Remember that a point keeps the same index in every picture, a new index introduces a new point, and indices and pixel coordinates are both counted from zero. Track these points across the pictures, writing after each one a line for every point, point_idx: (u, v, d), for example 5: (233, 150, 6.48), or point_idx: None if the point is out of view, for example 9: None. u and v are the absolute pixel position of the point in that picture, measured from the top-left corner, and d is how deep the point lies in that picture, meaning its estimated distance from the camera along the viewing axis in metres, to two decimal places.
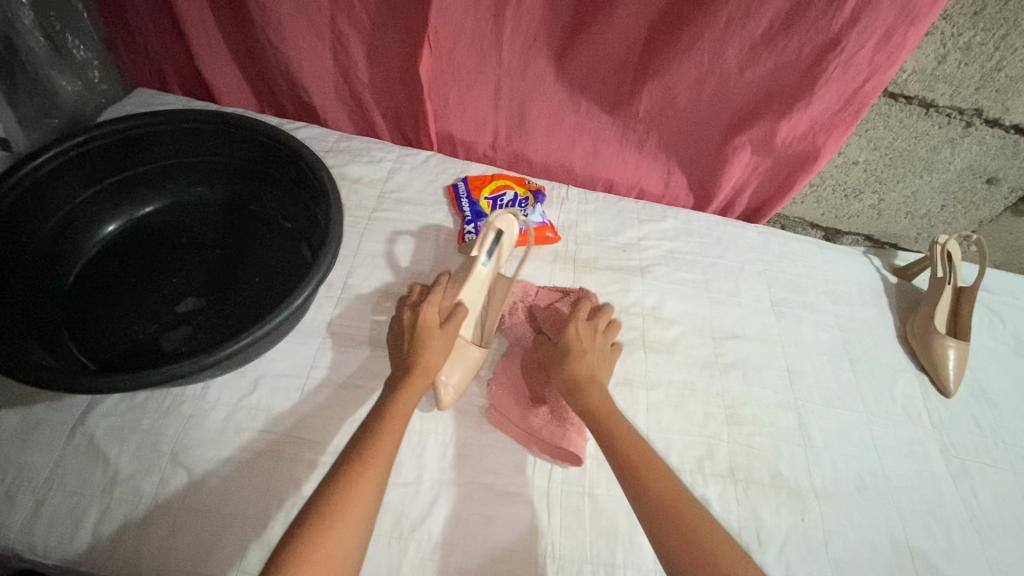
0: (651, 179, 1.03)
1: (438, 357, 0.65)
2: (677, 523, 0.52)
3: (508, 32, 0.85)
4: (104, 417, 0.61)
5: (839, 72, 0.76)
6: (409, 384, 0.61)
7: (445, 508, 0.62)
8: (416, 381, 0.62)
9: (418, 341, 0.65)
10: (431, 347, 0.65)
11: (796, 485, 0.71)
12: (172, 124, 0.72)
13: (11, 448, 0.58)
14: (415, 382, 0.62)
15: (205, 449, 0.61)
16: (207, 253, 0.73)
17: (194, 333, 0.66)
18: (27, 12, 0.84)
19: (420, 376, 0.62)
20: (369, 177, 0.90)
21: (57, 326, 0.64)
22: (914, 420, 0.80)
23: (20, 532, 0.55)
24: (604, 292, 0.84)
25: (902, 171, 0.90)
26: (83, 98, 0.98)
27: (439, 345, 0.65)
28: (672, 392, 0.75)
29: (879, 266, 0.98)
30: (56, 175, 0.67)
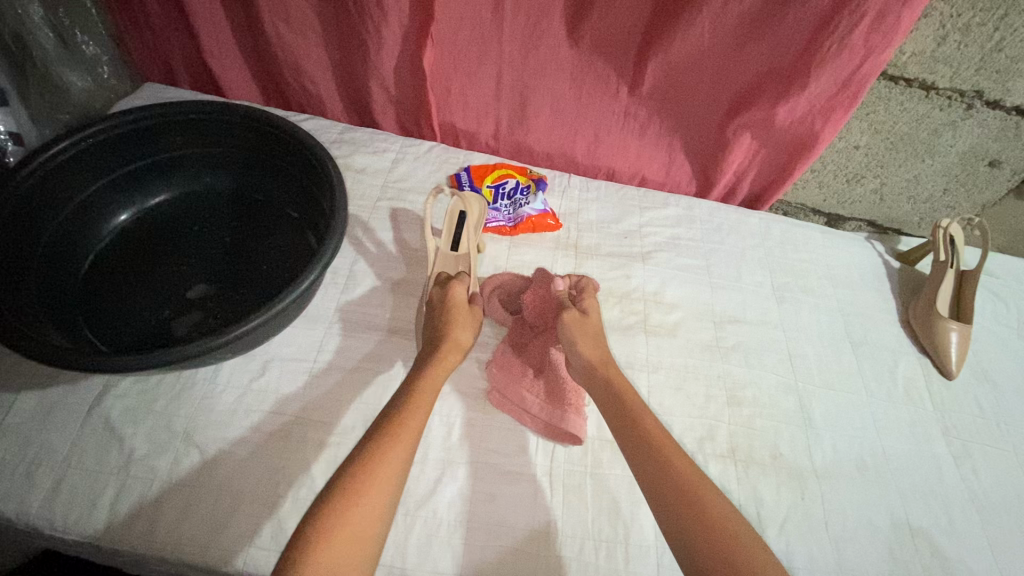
0: (652, 166, 1.03)
1: (467, 331, 0.69)
2: (689, 505, 0.51)
3: (508, 20, 0.85)
4: (119, 399, 0.63)
5: (834, 52, 0.75)
6: (445, 355, 0.65)
7: (450, 486, 0.63)
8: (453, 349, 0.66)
9: (447, 315, 0.70)
10: (460, 321, 0.69)
11: (796, 465, 0.71)
12: (180, 114, 0.74)
13: (30, 428, 0.60)
14: (450, 355, 0.66)
15: (218, 430, 0.62)
16: (219, 242, 0.75)
17: (205, 318, 0.68)
18: (36, 9, 0.86)
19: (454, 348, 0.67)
20: (373, 167, 0.91)
21: (74, 312, 0.66)
22: (916, 402, 0.81)
23: (40, 508, 0.57)
24: (606, 278, 0.85)
25: (903, 154, 0.90)
26: (93, 93, 1.01)
27: (467, 319, 0.70)
28: (673, 375, 0.76)
29: (881, 251, 0.98)
30: (71, 165, 0.69)
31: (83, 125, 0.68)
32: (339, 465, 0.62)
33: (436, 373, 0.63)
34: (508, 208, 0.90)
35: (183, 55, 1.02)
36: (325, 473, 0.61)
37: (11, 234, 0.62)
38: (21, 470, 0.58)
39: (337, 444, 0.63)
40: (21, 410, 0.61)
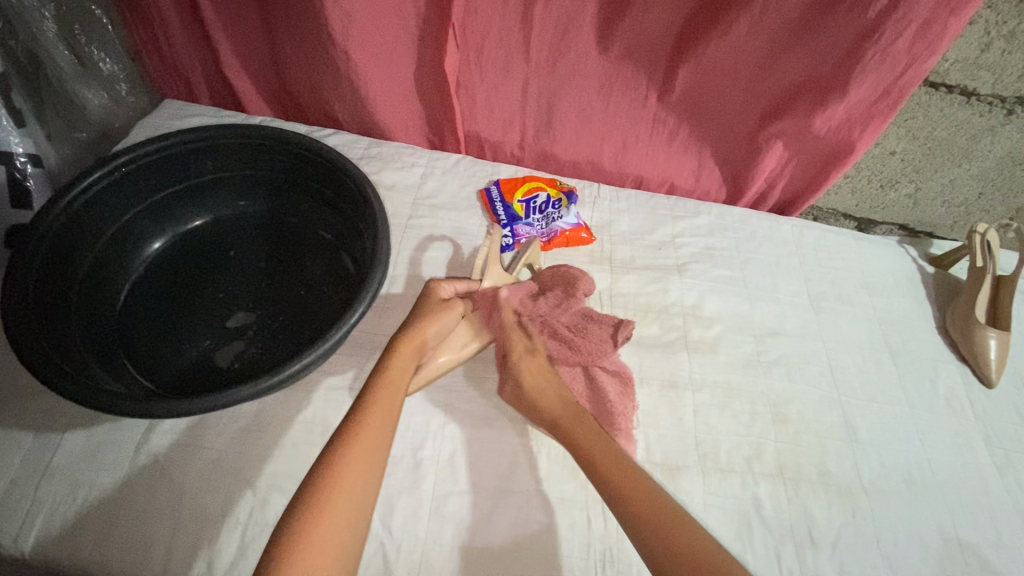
0: (681, 173, 1.01)
1: (432, 326, 0.67)
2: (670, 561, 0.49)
3: (536, 30, 0.82)
4: (166, 435, 0.62)
5: (875, 61, 0.73)
6: (399, 348, 0.64)
7: (505, 516, 0.62)
8: (409, 343, 0.65)
9: (419, 313, 0.69)
10: (432, 318, 0.68)
11: (845, 482, 0.71)
12: (211, 140, 0.73)
13: (78, 469, 0.59)
14: (405, 349, 0.64)
15: (268, 465, 0.62)
16: (254, 265, 0.74)
17: (247, 348, 0.67)
18: (50, 25, 0.84)
19: (412, 341, 0.65)
20: (402, 183, 0.90)
21: (113, 346, 0.65)
22: (958, 413, 0.80)
23: (93, 551, 0.56)
24: (643, 292, 0.84)
25: (940, 160, 0.88)
26: (110, 110, 0.98)
27: (437, 315, 0.68)
28: (718, 392, 0.76)
29: (915, 256, 0.97)
30: (104, 194, 0.68)
31: (114, 154, 0.68)
32: (392, 498, 0.62)
33: (394, 367, 0.63)
34: (540, 222, 0.88)
35: (201, 70, 1.00)
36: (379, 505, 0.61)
37: (47, 270, 0.62)
38: (72, 513, 0.57)
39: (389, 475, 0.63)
40: (68, 450, 0.60)
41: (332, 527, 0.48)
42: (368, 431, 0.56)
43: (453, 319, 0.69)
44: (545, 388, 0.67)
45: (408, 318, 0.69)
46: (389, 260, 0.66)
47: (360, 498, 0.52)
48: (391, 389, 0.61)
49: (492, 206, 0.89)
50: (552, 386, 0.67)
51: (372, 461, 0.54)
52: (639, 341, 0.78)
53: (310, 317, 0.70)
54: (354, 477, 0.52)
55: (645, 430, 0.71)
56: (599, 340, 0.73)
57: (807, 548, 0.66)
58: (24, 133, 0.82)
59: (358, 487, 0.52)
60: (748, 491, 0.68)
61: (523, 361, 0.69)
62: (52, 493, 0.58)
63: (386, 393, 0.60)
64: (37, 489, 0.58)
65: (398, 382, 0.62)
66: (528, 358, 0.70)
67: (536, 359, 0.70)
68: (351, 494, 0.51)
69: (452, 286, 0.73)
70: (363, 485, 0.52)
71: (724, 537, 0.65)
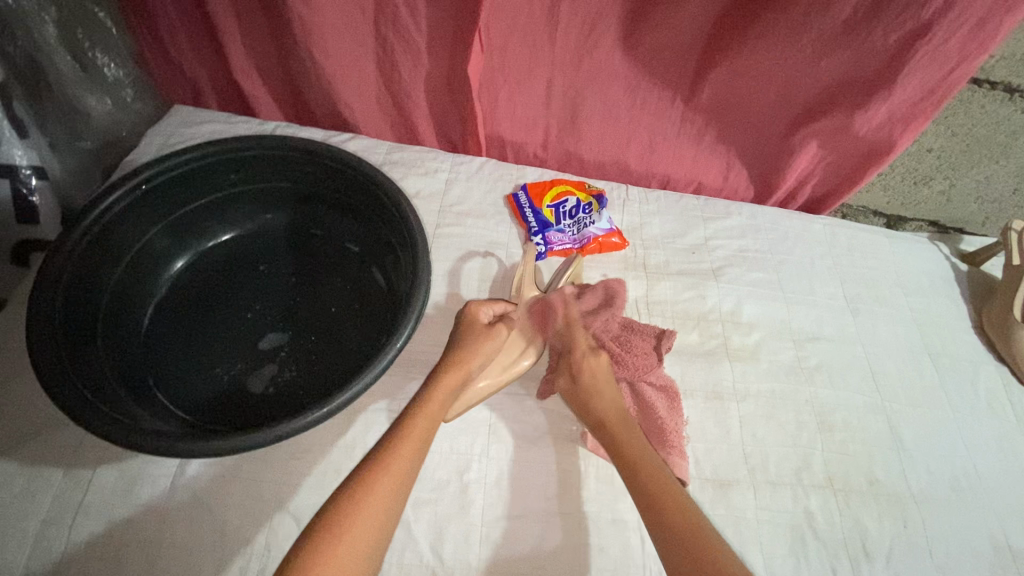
0: (709, 173, 0.98)
1: (475, 357, 0.65)
2: None
3: (566, 29, 0.78)
4: (203, 466, 0.59)
5: (925, 60, 0.72)
6: (443, 375, 0.63)
7: (557, 540, 0.60)
8: (452, 373, 0.63)
9: (460, 339, 0.67)
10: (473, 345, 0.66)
11: (894, 491, 0.70)
12: (234, 153, 0.71)
13: (113, 505, 0.57)
14: (448, 379, 0.63)
15: (312, 494, 0.59)
16: (283, 281, 0.71)
17: (280, 371, 0.64)
18: (51, 29, 0.79)
19: (456, 371, 0.64)
20: (427, 190, 0.87)
21: (140, 374, 0.62)
22: (1001, 415, 0.79)
23: None
24: (679, 300, 0.82)
25: (978, 156, 0.87)
26: (115, 117, 0.93)
27: (480, 343, 0.67)
28: (762, 402, 0.74)
29: (947, 253, 0.96)
30: (125, 214, 0.66)
31: (135, 172, 0.66)
32: (440, 525, 0.60)
33: (439, 387, 0.62)
34: (572, 228, 0.86)
35: (209, 73, 0.95)
36: (427, 533, 0.59)
37: (70, 297, 0.60)
38: (108, 553, 0.55)
39: (435, 500, 0.61)
40: (100, 485, 0.57)
41: (350, 552, 0.48)
42: (407, 447, 0.56)
43: (496, 347, 0.68)
44: (600, 393, 0.66)
45: (449, 348, 0.67)
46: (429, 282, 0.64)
47: (383, 521, 0.51)
48: (429, 415, 0.59)
49: (521, 213, 0.86)
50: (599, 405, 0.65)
51: (401, 482, 0.54)
52: (680, 351, 0.77)
53: (345, 336, 0.67)
54: (382, 502, 0.51)
55: (693, 445, 0.69)
56: (643, 352, 0.71)
57: (862, 562, 0.64)
58: (27, 145, 0.80)
59: (382, 516, 0.51)
60: (800, 504, 0.67)
61: (585, 360, 0.68)
62: (86, 531, 0.55)
63: (424, 418, 0.59)
64: (70, 527, 0.55)
65: (437, 410, 0.60)
66: (590, 356, 0.69)
67: (599, 357, 0.69)
68: (373, 522, 0.50)
69: (489, 309, 0.71)
70: (387, 515, 0.51)
71: (780, 553, 0.64)
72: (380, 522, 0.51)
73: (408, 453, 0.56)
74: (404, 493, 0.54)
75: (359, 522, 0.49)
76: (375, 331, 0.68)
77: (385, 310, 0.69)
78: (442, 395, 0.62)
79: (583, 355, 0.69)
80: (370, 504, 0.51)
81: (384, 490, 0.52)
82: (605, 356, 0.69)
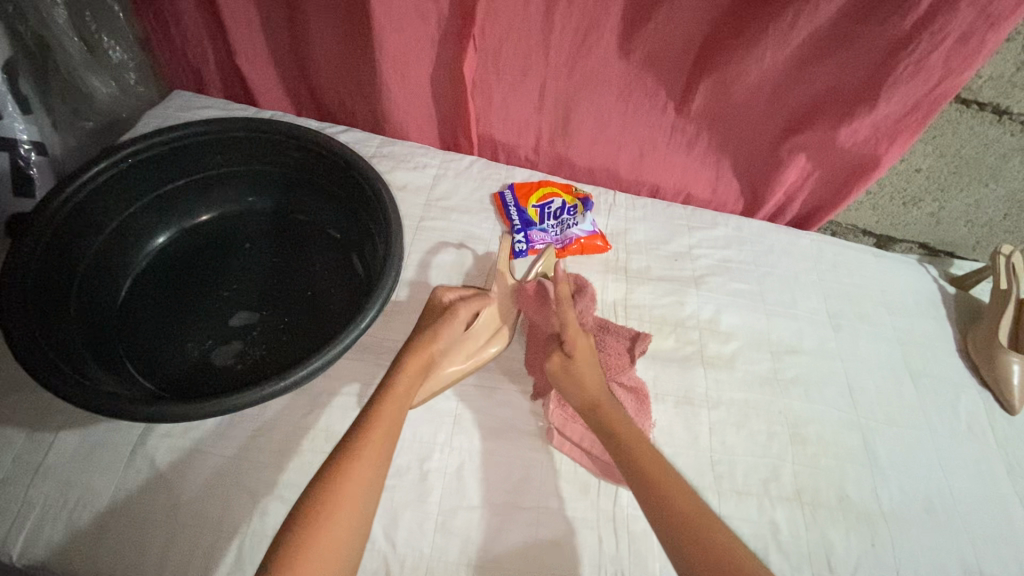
0: (699, 184, 0.98)
1: (438, 339, 0.65)
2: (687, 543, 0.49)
3: (558, 33, 0.79)
4: (165, 438, 0.60)
5: (909, 73, 0.72)
6: (407, 359, 0.62)
7: (514, 531, 0.60)
8: (418, 358, 0.63)
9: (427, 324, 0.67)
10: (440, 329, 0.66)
11: (864, 508, 0.69)
12: (220, 133, 0.73)
13: (72, 471, 0.57)
14: (412, 363, 0.62)
15: (270, 472, 0.59)
16: (261, 261, 0.73)
17: (247, 349, 0.65)
18: (61, 12, 0.82)
19: (420, 354, 0.63)
20: (414, 184, 0.88)
21: (111, 342, 0.64)
22: (980, 438, 0.77)
23: (84, 558, 0.54)
24: (658, 305, 0.82)
25: (967, 179, 0.86)
26: (117, 100, 0.95)
27: (443, 325, 0.66)
28: (734, 411, 0.74)
29: (936, 275, 0.95)
30: (108, 188, 0.68)
31: (121, 147, 0.68)
32: (396, 511, 0.59)
33: (410, 368, 0.61)
34: (555, 229, 0.86)
35: (212, 61, 0.97)
36: (382, 517, 0.59)
37: (46, 263, 0.62)
38: (63, 518, 0.55)
39: (394, 486, 0.61)
40: (61, 450, 0.58)
41: (331, 542, 0.47)
42: (382, 426, 0.56)
43: (461, 328, 0.68)
44: (589, 375, 0.62)
45: (415, 330, 0.67)
46: (400, 267, 0.65)
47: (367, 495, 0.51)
48: (398, 402, 0.58)
49: (506, 211, 0.87)
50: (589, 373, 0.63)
51: (381, 459, 0.54)
52: (654, 355, 0.76)
53: (315, 317, 0.69)
54: (363, 480, 0.51)
55: (660, 448, 0.69)
56: (614, 352, 0.72)
57: None
58: (29, 120, 0.80)
59: (358, 503, 0.50)
60: (765, 515, 0.66)
61: (576, 341, 0.64)
62: (42, 495, 0.56)
63: (393, 405, 0.58)
64: (28, 490, 0.56)
65: (406, 395, 0.60)
66: (580, 337, 0.64)
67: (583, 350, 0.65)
68: (350, 509, 0.49)
69: (458, 294, 0.71)
70: (364, 501, 0.51)
71: None
72: (357, 508, 0.50)
73: (378, 439, 0.54)
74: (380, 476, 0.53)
75: (336, 510, 0.48)
76: (345, 316, 0.69)
77: (358, 296, 0.70)
78: (415, 376, 0.61)
79: (573, 336, 0.64)
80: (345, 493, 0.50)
81: (358, 479, 0.51)
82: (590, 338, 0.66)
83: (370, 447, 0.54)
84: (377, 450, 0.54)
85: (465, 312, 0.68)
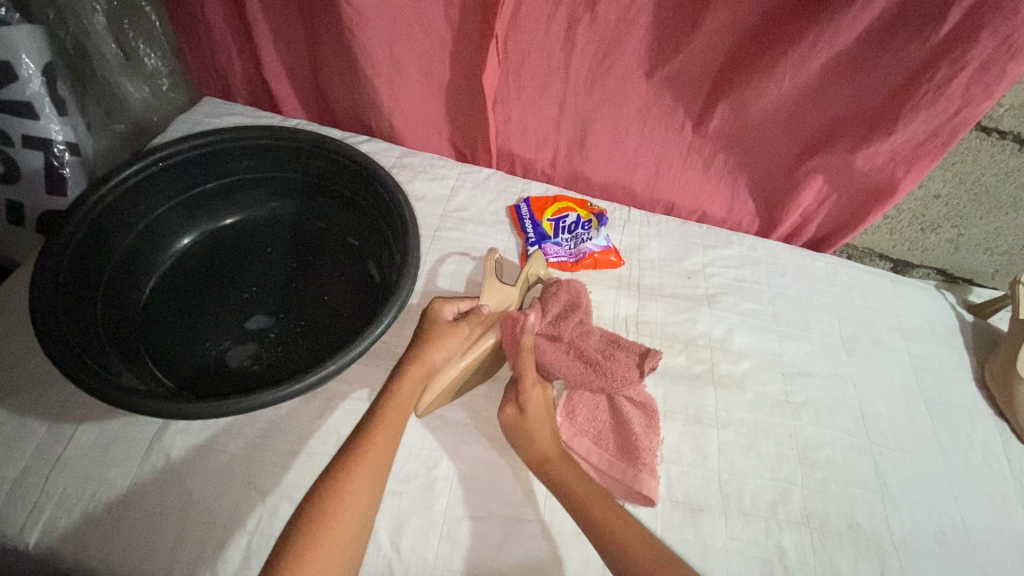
0: (714, 203, 0.98)
1: (436, 351, 0.65)
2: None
3: (579, 51, 0.80)
4: (180, 435, 0.61)
5: (929, 98, 0.72)
6: (407, 370, 0.63)
7: (519, 544, 0.60)
8: (419, 366, 0.64)
9: (425, 334, 0.67)
10: (437, 339, 0.66)
11: (874, 536, 0.68)
12: (248, 140, 0.76)
13: (90, 463, 0.59)
14: (410, 375, 0.63)
15: (280, 473, 0.60)
16: (280, 266, 0.75)
17: (264, 351, 0.67)
18: (100, 19, 0.86)
19: (418, 365, 0.64)
20: (432, 195, 0.90)
21: (134, 339, 0.66)
22: (996, 471, 0.76)
23: (97, 548, 0.55)
24: (669, 322, 0.82)
25: (986, 206, 0.86)
26: (150, 105, 0.99)
27: (441, 339, 0.66)
28: (744, 432, 0.73)
29: (953, 302, 0.94)
30: (138, 190, 0.71)
31: (154, 151, 0.71)
32: (403, 518, 0.60)
33: (411, 373, 0.63)
34: (569, 242, 0.87)
35: (240, 70, 0.98)
36: (388, 522, 0.60)
37: (77, 261, 0.64)
38: (79, 509, 0.56)
39: (401, 492, 0.62)
40: (81, 442, 0.60)
41: (338, 543, 0.49)
42: (385, 429, 0.58)
43: (460, 343, 0.67)
44: (540, 429, 0.65)
45: (416, 339, 0.68)
46: (417, 275, 0.66)
47: (370, 495, 0.53)
48: (401, 406, 0.61)
49: (520, 223, 0.88)
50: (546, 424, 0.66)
51: (383, 460, 0.56)
52: (664, 372, 0.77)
53: (331, 322, 0.70)
54: (366, 481, 0.54)
55: (667, 466, 0.69)
56: (617, 365, 0.70)
57: None
58: (64, 121, 0.85)
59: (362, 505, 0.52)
60: (772, 538, 0.65)
61: (531, 394, 0.67)
62: (61, 485, 0.57)
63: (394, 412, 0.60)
64: (47, 479, 0.58)
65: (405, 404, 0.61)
66: (536, 389, 0.68)
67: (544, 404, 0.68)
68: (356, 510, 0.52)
69: (456, 307, 0.71)
70: (366, 501, 0.53)
71: None
72: (360, 513, 0.52)
73: (380, 443, 0.57)
74: (382, 477, 0.56)
75: (342, 512, 0.51)
76: (360, 322, 0.70)
77: (374, 303, 0.72)
78: (415, 383, 0.63)
79: (529, 386, 0.67)
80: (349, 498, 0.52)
81: (361, 480, 0.53)
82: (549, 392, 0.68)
83: (373, 449, 0.56)
84: (381, 452, 0.56)
85: (465, 329, 0.68)
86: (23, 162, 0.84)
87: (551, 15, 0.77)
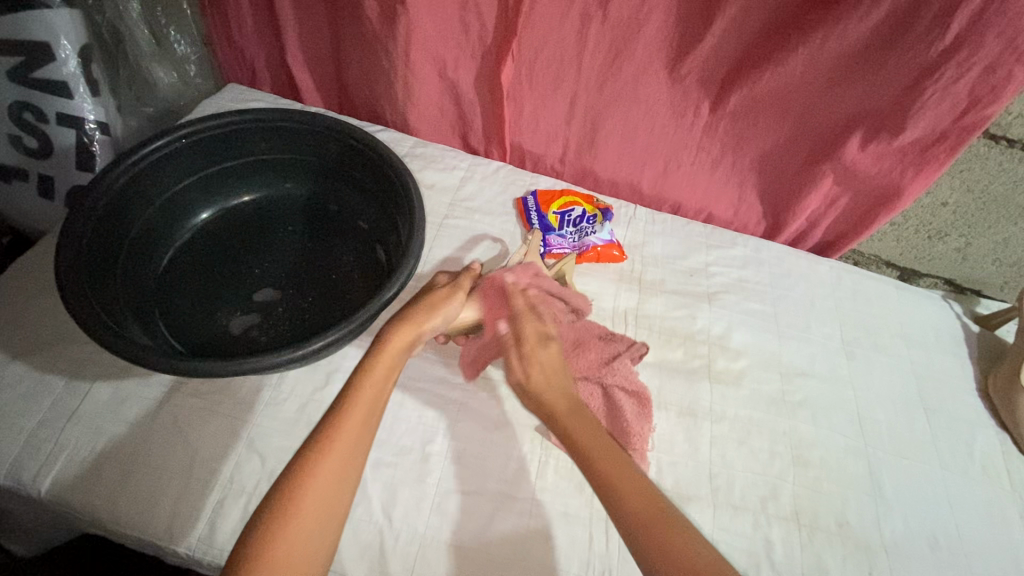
0: (720, 204, 0.99)
1: (433, 317, 0.65)
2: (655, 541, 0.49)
3: (590, 46, 0.82)
4: (188, 397, 0.64)
5: (935, 100, 0.72)
6: (395, 335, 0.61)
7: (507, 520, 0.61)
8: (407, 330, 0.62)
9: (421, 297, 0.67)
10: (432, 307, 0.65)
11: (863, 537, 0.68)
12: (266, 122, 0.78)
13: (102, 419, 0.61)
14: (397, 341, 0.61)
15: (281, 439, 0.62)
16: (291, 244, 0.78)
17: (271, 323, 0.70)
18: (134, 5, 0.90)
19: (407, 330, 0.62)
20: (442, 184, 0.93)
21: (151, 305, 0.70)
22: (995, 481, 0.75)
23: (104, 499, 0.57)
24: (669, 317, 0.83)
25: (995, 216, 0.85)
26: (178, 90, 1.03)
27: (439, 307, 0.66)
28: (738, 427, 0.74)
29: (959, 312, 0.93)
30: (160, 163, 0.74)
31: (178, 127, 0.74)
32: (397, 488, 0.62)
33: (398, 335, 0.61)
34: (573, 235, 0.88)
35: (265, 59, 1.01)
36: (382, 492, 0.62)
37: (100, 227, 0.67)
38: (90, 461, 0.59)
39: (397, 464, 0.64)
40: (95, 399, 0.63)
41: (321, 495, 0.50)
42: (375, 383, 0.58)
43: (459, 307, 0.67)
44: (550, 383, 0.62)
45: (412, 300, 0.67)
46: (421, 255, 0.68)
47: (358, 445, 0.54)
48: (389, 361, 0.60)
49: (527, 215, 0.90)
50: (554, 376, 0.63)
51: (371, 412, 0.56)
52: (660, 365, 0.78)
53: (336, 299, 0.73)
54: (354, 431, 0.54)
55: (658, 455, 0.70)
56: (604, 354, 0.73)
57: None
58: (97, 102, 0.89)
59: (332, 488, 0.51)
60: (760, 533, 0.66)
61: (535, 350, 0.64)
62: (74, 438, 0.60)
63: (378, 373, 0.58)
64: (61, 432, 0.61)
65: (386, 378, 0.59)
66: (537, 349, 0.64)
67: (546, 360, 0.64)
68: (339, 469, 0.52)
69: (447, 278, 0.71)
70: (354, 452, 0.53)
71: None
72: (347, 465, 0.52)
73: (369, 397, 0.56)
74: (370, 429, 0.55)
75: (327, 463, 0.51)
76: (364, 300, 0.72)
77: (378, 282, 0.74)
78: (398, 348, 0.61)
79: (531, 346, 0.64)
80: (327, 468, 0.51)
81: (348, 432, 0.54)
82: (557, 345, 0.65)
83: (362, 400, 0.56)
84: (368, 404, 0.56)
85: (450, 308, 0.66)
86: (56, 138, 0.88)
87: (564, 12, 0.79)
